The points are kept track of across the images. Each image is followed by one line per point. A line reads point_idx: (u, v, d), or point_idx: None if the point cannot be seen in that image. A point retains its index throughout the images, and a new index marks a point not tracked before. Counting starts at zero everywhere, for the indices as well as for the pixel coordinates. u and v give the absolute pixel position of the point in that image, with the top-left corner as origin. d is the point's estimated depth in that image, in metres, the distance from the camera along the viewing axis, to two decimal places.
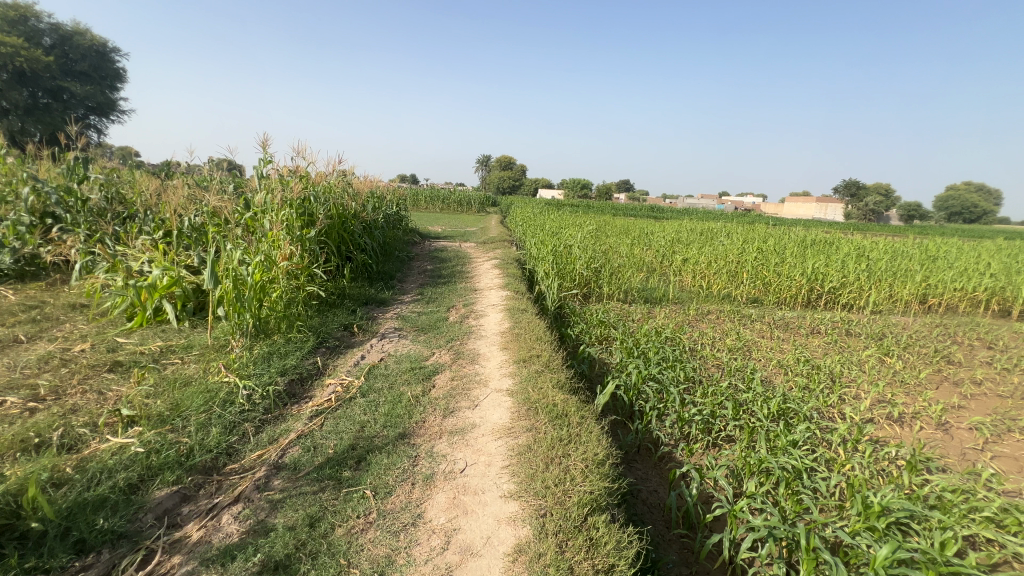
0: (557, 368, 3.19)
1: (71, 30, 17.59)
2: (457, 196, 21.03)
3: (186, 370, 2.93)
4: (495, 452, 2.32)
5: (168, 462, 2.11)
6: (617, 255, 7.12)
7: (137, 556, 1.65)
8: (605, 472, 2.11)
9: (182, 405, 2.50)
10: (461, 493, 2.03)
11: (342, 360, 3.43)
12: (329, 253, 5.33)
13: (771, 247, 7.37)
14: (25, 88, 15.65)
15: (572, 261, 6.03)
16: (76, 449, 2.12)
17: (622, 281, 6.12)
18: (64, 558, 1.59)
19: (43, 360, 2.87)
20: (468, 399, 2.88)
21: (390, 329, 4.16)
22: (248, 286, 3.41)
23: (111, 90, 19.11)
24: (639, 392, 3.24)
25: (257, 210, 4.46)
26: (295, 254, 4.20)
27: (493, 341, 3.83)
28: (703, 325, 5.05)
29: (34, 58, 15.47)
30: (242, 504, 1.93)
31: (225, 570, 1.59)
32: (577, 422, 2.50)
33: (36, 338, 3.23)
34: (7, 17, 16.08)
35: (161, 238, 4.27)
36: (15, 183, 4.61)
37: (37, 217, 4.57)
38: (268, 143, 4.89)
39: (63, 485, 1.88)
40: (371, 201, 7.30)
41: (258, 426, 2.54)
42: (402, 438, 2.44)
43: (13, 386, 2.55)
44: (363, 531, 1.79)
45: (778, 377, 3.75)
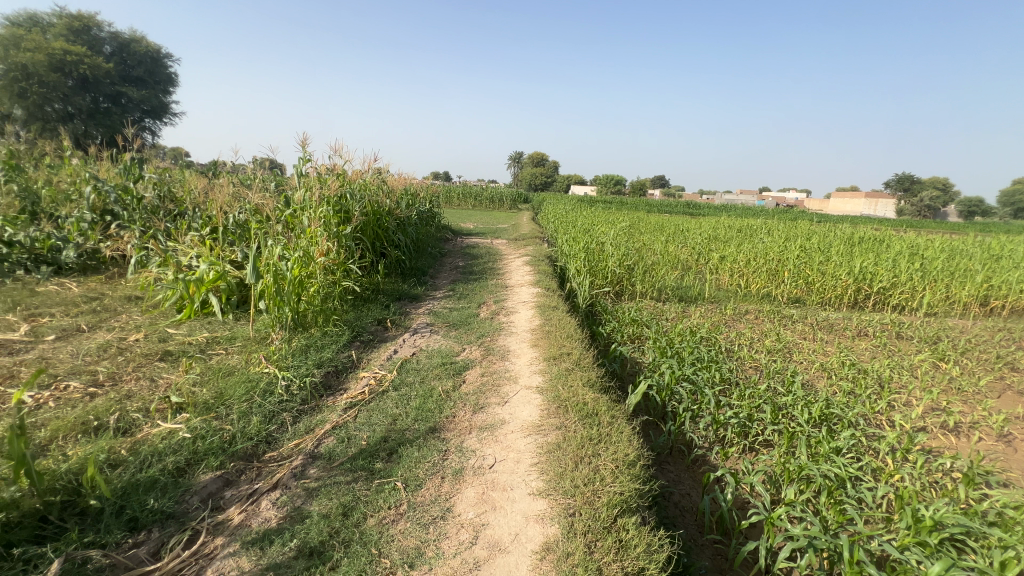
0: (588, 367, 3.15)
1: (127, 38, 18.64)
2: (489, 194, 21.11)
3: (230, 361, 3.06)
4: (525, 449, 2.32)
5: (213, 447, 2.21)
6: (651, 253, 6.96)
7: (183, 536, 1.74)
8: (636, 473, 2.07)
9: (226, 394, 2.62)
10: (489, 488, 2.04)
11: (376, 354, 3.51)
12: (364, 250, 5.45)
13: (815, 245, 7.05)
14: (87, 94, 16.72)
15: (604, 259, 5.96)
16: (131, 432, 2.26)
17: (655, 279, 5.99)
18: (119, 534, 1.69)
19: (102, 349, 3.07)
20: (498, 395, 2.89)
21: (421, 325, 4.22)
22: (287, 280, 3.54)
23: (164, 93, 20.14)
24: (673, 392, 3.16)
25: (296, 207, 4.61)
26: (331, 250, 4.32)
27: (524, 338, 3.81)
28: (740, 326, 4.88)
29: (95, 65, 16.23)
30: (280, 490, 2.01)
31: (264, 554, 1.66)
32: (608, 422, 2.46)
33: (96, 328, 3.45)
34: (72, 26, 17.23)
35: (208, 234, 4.48)
36: (78, 184, 4.94)
37: (97, 214, 4.88)
38: (306, 142, 5.05)
39: (118, 466, 2.00)
40: (405, 198, 7.40)
41: (296, 415, 2.63)
42: (433, 432, 2.47)
43: (76, 372, 2.74)
44: (393, 522, 1.83)
45: (820, 381, 3.57)
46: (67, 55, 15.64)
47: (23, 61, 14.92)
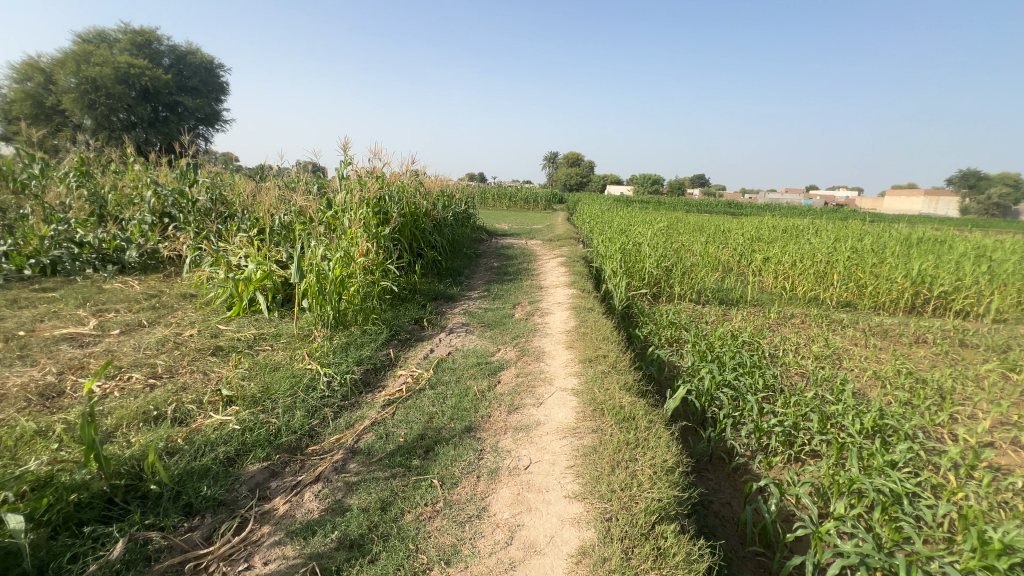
0: (624, 370, 3.10)
1: (184, 50, 19.78)
2: (524, 194, 21.14)
3: (276, 356, 3.20)
4: (560, 451, 2.31)
5: (260, 439, 2.32)
6: (690, 254, 6.78)
7: (233, 522, 1.83)
8: (675, 480, 2.02)
9: (272, 388, 2.74)
10: (525, 489, 2.04)
11: (413, 353, 3.58)
12: (402, 250, 5.57)
13: (868, 246, 6.67)
14: (148, 104, 17.84)
15: (641, 260, 5.86)
16: (186, 422, 2.40)
17: (694, 281, 5.83)
18: (175, 519, 1.80)
19: (160, 343, 3.27)
20: (533, 396, 2.89)
21: (457, 324, 4.27)
22: (329, 280, 3.67)
23: (216, 101, 21.24)
24: (712, 398, 3.07)
25: (338, 209, 4.76)
26: (371, 251, 4.43)
27: (559, 339, 3.80)
28: (786, 330, 4.68)
29: (156, 77, 17.41)
30: (322, 483, 2.08)
31: (307, 544, 1.72)
32: (645, 427, 2.42)
33: (155, 323, 3.68)
34: (135, 41, 18.46)
35: (256, 235, 4.69)
36: (140, 188, 5.28)
37: (157, 216, 5.20)
38: (347, 146, 5.22)
39: (175, 454, 2.13)
40: (441, 200, 7.51)
41: (337, 411, 2.72)
42: (468, 432, 2.50)
43: (138, 364, 2.93)
44: (430, 519, 1.86)
45: (873, 391, 3.38)
46: (132, 68, 16.75)
47: (92, 74, 16.06)
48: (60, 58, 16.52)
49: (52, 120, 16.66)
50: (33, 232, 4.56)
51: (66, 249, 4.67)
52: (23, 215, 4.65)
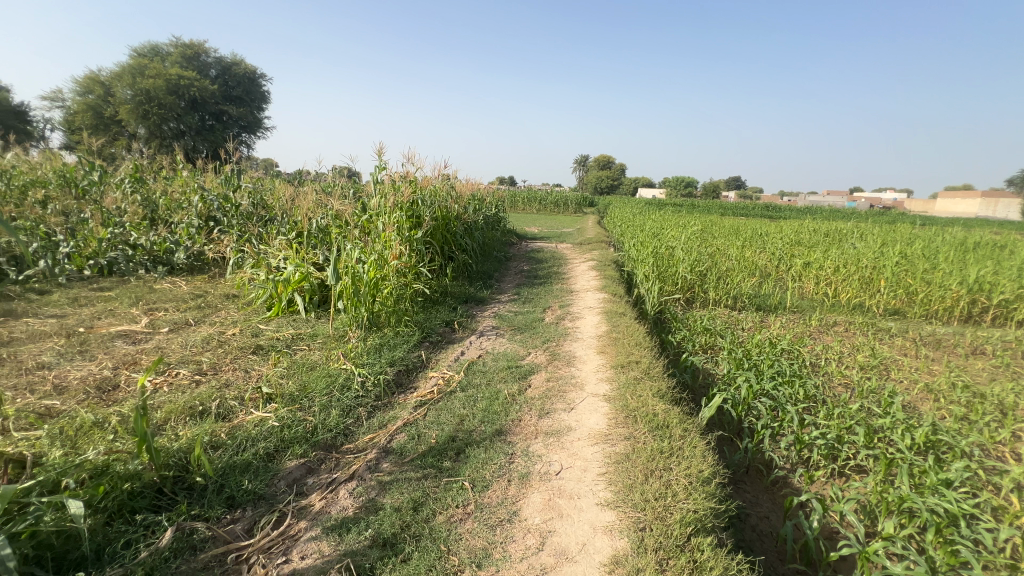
0: (657, 377, 3.04)
1: (229, 61, 20.73)
2: (554, 198, 21.10)
3: (313, 356, 3.29)
4: (592, 458, 2.28)
5: (298, 436, 2.39)
6: (725, 258, 6.61)
7: (273, 516, 1.89)
8: (711, 491, 1.96)
9: (309, 387, 2.82)
10: (556, 495, 2.03)
11: (444, 355, 3.62)
12: (434, 253, 5.65)
13: (919, 251, 6.33)
14: (196, 113, 18.75)
15: (674, 264, 5.74)
16: (229, 418, 2.50)
17: (730, 286, 5.67)
18: (219, 510, 1.88)
19: (205, 341, 3.42)
20: (564, 401, 2.87)
21: (488, 327, 4.29)
22: (363, 282, 3.76)
23: (257, 110, 22.12)
24: (750, 408, 2.98)
25: (372, 213, 4.88)
26: (404, 254, 4.50)
27: (590, 344, 3.76)
28: (828, 339, 4.48)
29: (203, 87, 18.31)
30: (356, 481, 2.12)
31: (342, 541, 1.76)
32: (679, 435, 2.36)
33: (200, 322, 3.86)
34: (185, 54, 19.48)
35: (294, 238, 4.86)
36: (188, 193, 5.56)
37: (203, 220, 5.47)
38: (382, 151, 5.34)
39: (219, 448, 2.22)
40: (472, 203, 7.58)
41: (371, 410, 2.77)
42: (499, 435, 2.50)
43: (185, 361, 3.08)
44: (461, 521, 1.87)
45: (925, 405, 3.20)
46: (181, 80, 17.66)
47: (146, 86, 17.01)
48: (118, 71, 17.58)
49: (109, 130, 17.73)
50: (92, 234, 4.85)
51: (121, 251, 4.95)
52: (84, 219, 4.90)
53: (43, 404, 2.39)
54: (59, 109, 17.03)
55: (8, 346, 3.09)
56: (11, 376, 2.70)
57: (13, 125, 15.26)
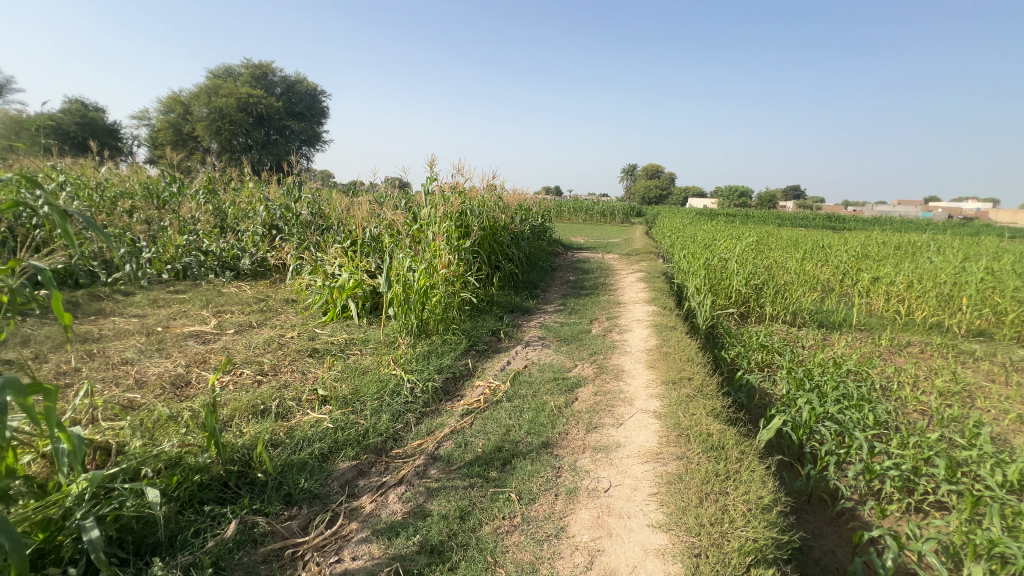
0: (711, 395, 2.91)
1: (293, 80, 22.09)
2: (601, 208, 20.92)
3: (365, 361, 3.41)
4: (642, 476, 2.22)
5: (350, 438, 2.47)
6: (783, 271, 6.28)
7: (326, 515, 1.96)
8: (772, 520, 1.86)
9: (361, 391, 2.92)
10: (605, 513, 1.98)
11: (490, 364, 3.65)
12: (481, 262, 5.73)
13: (1008, 267, 5.75)
14: (262, 129, 20.08)
15: (727, 276, 5.52)
16: (287, 417, 2.62)
17: (789, 301, 5.37)
18: (277, 506, 1.97)
19: (267, 343, 3.63)
20: (612, 416, 2.81)
21: (534, 338, 4.29)
22: (414, 290, 3.87)
23: (317, 124, 23.43)
24: (812, 432, 2.80)
25: (423, 223, 5.01)
26: (452, 263, 4.58)
27: (639, 358, 3.68)
28: (900, 360, 4.15)
29: (269, 105, 19.60)
30: (405, 486, 2.17)
31: (391, 545, 1.80)
32: (736, 458, 2.25)
33: (262, 324, 4.10)
34: (255, 74, 20.96)
35: (349, 246, 5.07)
36: (254, 203, 5.97)
37: (266, 229, 5.85)
38: (433, 163, 5.49)
39: (279, 446, 2.34)
40: (519, 213, 7.63)
41: (419, 417, 2.83)
42: (545, 447, 2.48)
43: (249, 361, 3.27)
44: (508, 533, 1.86)
45: (1018, 438, 2.88)
46: (251, 98, 18.99)
47: (220, 104, 18.41)
48: (196, 91, 19.13)
49: (187, 144, 19.31)
50: (170, 241, 5.27)
51: (195, 257, 5.36)
52: (163, 227, 5.32)
53: (127, 396, 2.61)
54: (145, 127, 18.78)
55: (98, 342, 3.40)
56: (100, 370, 2.97)
57: (107, 141, 16.97)
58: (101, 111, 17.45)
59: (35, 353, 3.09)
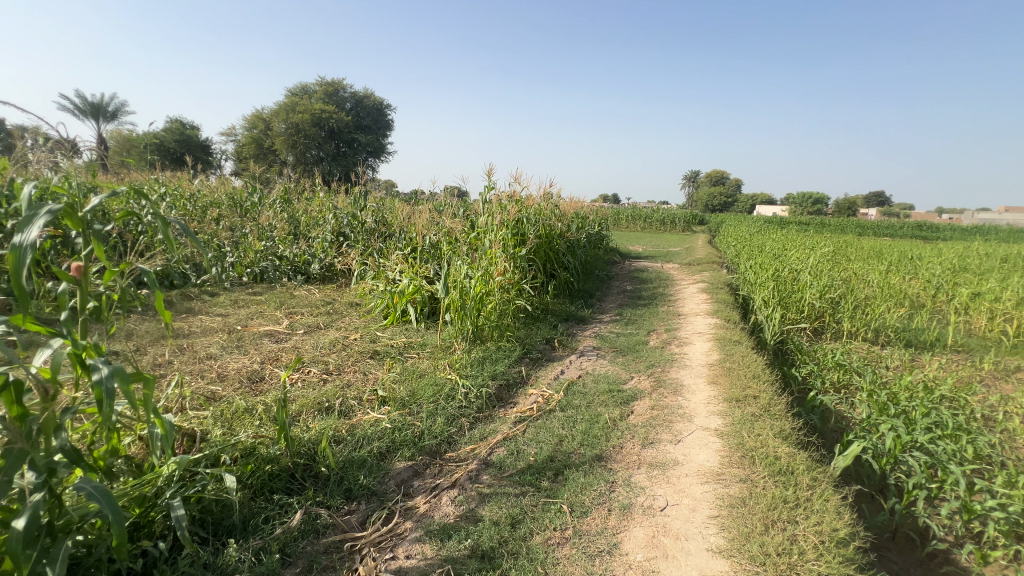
0: (779, 415, 2.73)
1: (362, 95, 23.38)
2: (661, 215, 20.34)
3: (422, 364, 3.52)
4: (701, 497, 2.11)
5: (407, 439, 2.54)
6: (864, 285, 5.78)
7: (382, 512, 2.03)
8: (849, 556, 1.70)
9: (418, 394, 3.01)
10: (660, 533, 1.91)
11: (544, 373, 3.64)
12: (536, 270, 5.75)
13: None
14: (333, 142, 21.37)
15: (799, 289, 5.16)
16: (349, 415, 2.75)
17: (871, 317, 4.93)
18: (338, 500, 2.07)
19: (332, 344, 3.83)
20: (670, 432, 2.70)
21: (588, 347, 4.23)
22: (470, 296, 3.94)
23: (382, 136, 24.62)
24: (897, 462, 2.54)
25: (480, 230, 5.09)
26: (508, 270, 4.63)
27: (699, 373, 3.52)
28: (1006, 388, 3.69)
29: (340, 119, 20.84)
30: (458, 490, 2.20)
31: (444, 547, 1.83)
32: (807, 485, 2.09)
33: (328, 326, 4.34)
34: (328, 91, 22.41)
35: (410, 252, 5.26)
36: (324, 211, 6.36)
37: (334, 236, 6.20)
38: (491, 172, 5.59)
39: (341, 442, 2.45)
40: (575, 221, 7.57)
41: (473, 421, 2.87)
42: (599, 460, 2.43)
43: (316, 361, 3.47)
44: (559, 545, 1.84)
45: None
46: (324, 113, 20.27)
47: (296, 120, 19.82)
48: (276, 109, 20.72)
49: (267, 157, 20.94)
50: (251, 246, 5.73)
51: (271, 261, 5.79)
52: (245, 233, 5.79)
53: (210, 388, 2.86)
54: (232, 142, 20.60)
55: (187, 338, 3.76)
56: (188, 363, 3.27)
57: (199, 156, 18.78)
58: (196, 129, 19.34)
59: (136, 346, 3.47)
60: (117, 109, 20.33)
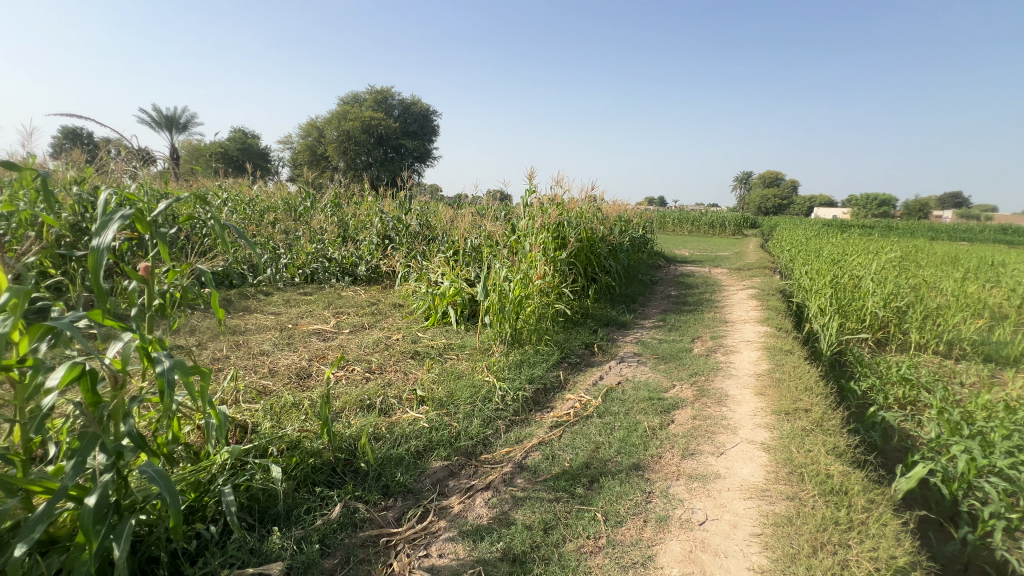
0: (833, 430, 2.56)
1: (410, 102, 24.07)
2: (710, 218, 19.65)
3: (461, 366, 3.56)
4: (743, 513, 2.01)
5: (443, 439, 2.58)
6: (936, 293, 5.32)
7: (418, 510, 2.07)
8: None
9: (456, 395, 3.04)
10: (698, 548, 1.83)
11: (582, 378, 3.59)
12: (577, 274, 5.69)
13: None
14: (381, 148, 22.10)
15: (860, 297, 4.82)
16: (389, 414, 2.82)
17: (944, 329, 4.53)
18: (376, 495, 2.12)
19: (375, 343, 3.95)
20: (713, 443, 2.59)
21: (629, 353, 4.14)
22: (509, 299, 3.95)
23: (428, 142, 25.24)
24: (970, 488, 2.31)
25: (521, 234, 5.10)
26: (548, 273, 4.60)
27: (746, 383, 3.35)
28: None
29: (388, 126, 21.54)
30: (492, 492, 2.21)
31: (476, 548, 1.84)
32: (862, 507, 1.95)
33: (372, 326, 4.48)
34: (377, 99, 23.23)
35: (452, 255, 5.35)
36: (371, 215, 6.58)
37: (380, 238, 6.40)
38: (532, 175, 5.59)
39: (380, 439, 2.52)
40: (618, 224, 7.44)
41: (509, 424, 2.87)
42: (636, 469, 2.37)
43: (360, 359, 3.59)
44: (591, 554, 1.81)
45: None
46: (373, 120, 21.01)
47: (347, 128, 20.66)
48: (329, 117, 21.69)
49: (320, 163, 21.95)
50: (303, 249, 6.02)
51: (321, 263, 6.05)
52: (298, 236, 6.09)
53: (261, 383, 3.02)
54: (289, 150, 21.74)
55: (243, 334, 3.99)
56: (243, 358, 3.48)
57: (258, 163, 19.92)
58: (257, 138, 20.55)
59: (198, 341, 3.72)
60: (188, 121, 21.96)
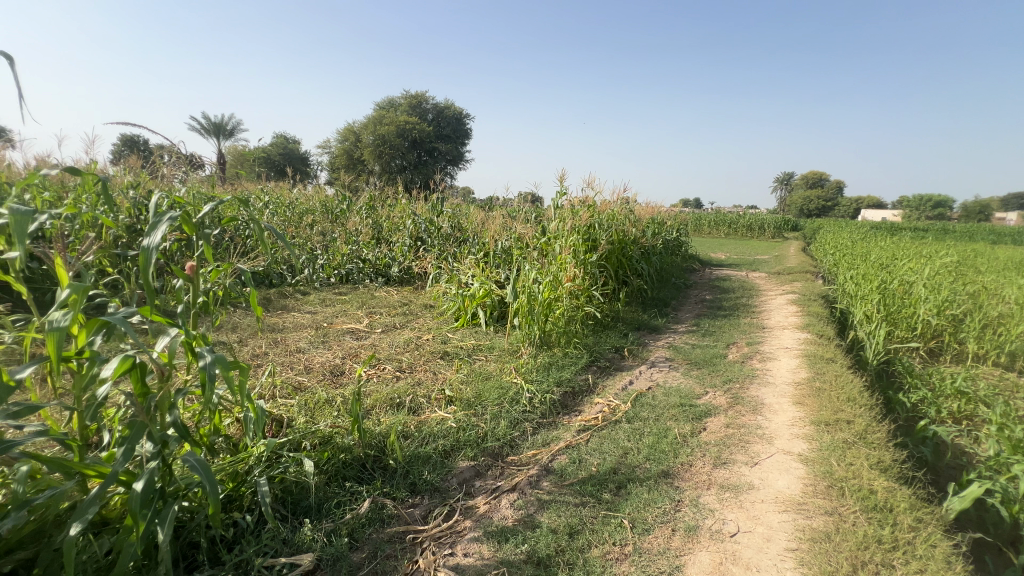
0: (877, 444, 2.43)
1: (443, 106, 24.43)
2: (748, 221, 19.02)
3: (489, 367, 3.58)
4: (778, 526, 1.94)
5: (470, 440, 2.59)
6: (996, 301, 4.97)
7: (444, 509, 2.09)
8: None
9: (484, 395, 3.06)
10: (728, 560, 1.77)
11: (611, 382, 3.54)
12: (608, 277, 5.62)
13: None
14: (415, 152, 22.51)
15: (911, 303, 4.55)
16: (418, 412, 2.86)
17: (1005, 339, 4.22)
18: (404, 492, 2.15)
19: (406, 343, 4.03)
20: (747, 453, 2.51)
21: (660, 358, 4.05)
22: (538, 301, 3.95)
23: (461, 145, 25.53)
24: None
25: (551, 236, 5.09)
26: (578, 276, 4.56)
27: (784, 392, 3.22)
28: None
29: (422, 130, 21.92)
30: (517, 494, 2.20)
31: (500, 549, 1.84)
32: (909, 526, 1.84)
33: (403, 326, 4.56)
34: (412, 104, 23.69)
35: (482, 257, 5.39)
36: (404, 217, 6.71)
37: (413, 240, 6.52)
38: (564, 177, 5.56)
39: (409, 437, 2.56)
40: (651, 227, 7.30)
41: (536, 426, 2.86)
42: (665, 476, 2.31)
43: (391, 358, 3.66)
44: (617, 561, 1.78)
45: None
46: (408, 124, 21.42)
47: (383, 132, 21.15)
48: (366, 122, 22.26)
49: (356, 167, 22.56)
50: (338, 250, 6.20)
51: (356, 264, 6.21)
52: (334, 238, 6.28)
53: (297, 379, 3.12)
54: (327, 155, 22.45)
55: (281, 332, 4.14)
56: (281, 355, 3.61)
57: (298, 167, 20.63)
58: (297, 143, 21.34)
59: (239, 338, 3.88)
60: (234, 128, 23.02)
